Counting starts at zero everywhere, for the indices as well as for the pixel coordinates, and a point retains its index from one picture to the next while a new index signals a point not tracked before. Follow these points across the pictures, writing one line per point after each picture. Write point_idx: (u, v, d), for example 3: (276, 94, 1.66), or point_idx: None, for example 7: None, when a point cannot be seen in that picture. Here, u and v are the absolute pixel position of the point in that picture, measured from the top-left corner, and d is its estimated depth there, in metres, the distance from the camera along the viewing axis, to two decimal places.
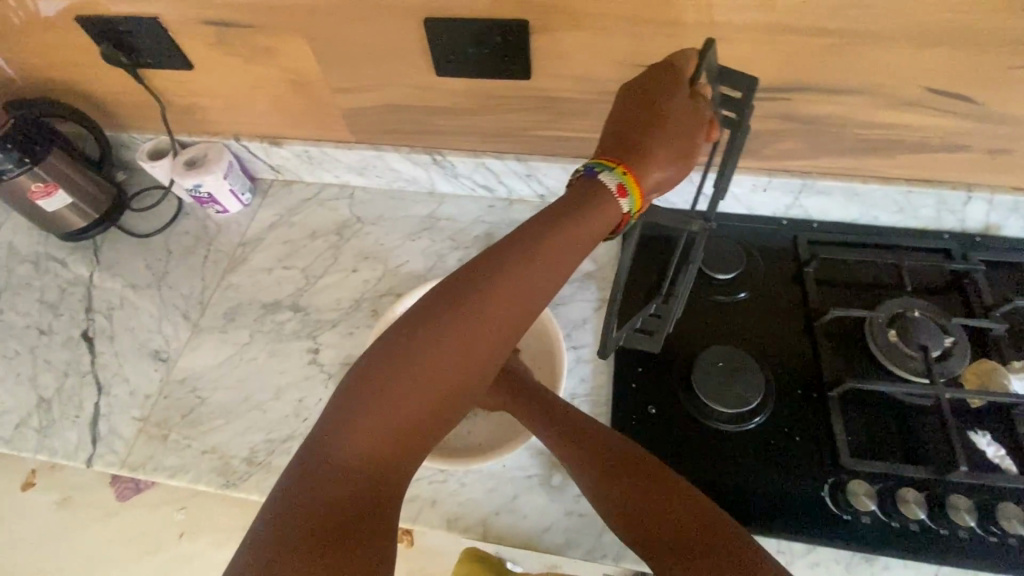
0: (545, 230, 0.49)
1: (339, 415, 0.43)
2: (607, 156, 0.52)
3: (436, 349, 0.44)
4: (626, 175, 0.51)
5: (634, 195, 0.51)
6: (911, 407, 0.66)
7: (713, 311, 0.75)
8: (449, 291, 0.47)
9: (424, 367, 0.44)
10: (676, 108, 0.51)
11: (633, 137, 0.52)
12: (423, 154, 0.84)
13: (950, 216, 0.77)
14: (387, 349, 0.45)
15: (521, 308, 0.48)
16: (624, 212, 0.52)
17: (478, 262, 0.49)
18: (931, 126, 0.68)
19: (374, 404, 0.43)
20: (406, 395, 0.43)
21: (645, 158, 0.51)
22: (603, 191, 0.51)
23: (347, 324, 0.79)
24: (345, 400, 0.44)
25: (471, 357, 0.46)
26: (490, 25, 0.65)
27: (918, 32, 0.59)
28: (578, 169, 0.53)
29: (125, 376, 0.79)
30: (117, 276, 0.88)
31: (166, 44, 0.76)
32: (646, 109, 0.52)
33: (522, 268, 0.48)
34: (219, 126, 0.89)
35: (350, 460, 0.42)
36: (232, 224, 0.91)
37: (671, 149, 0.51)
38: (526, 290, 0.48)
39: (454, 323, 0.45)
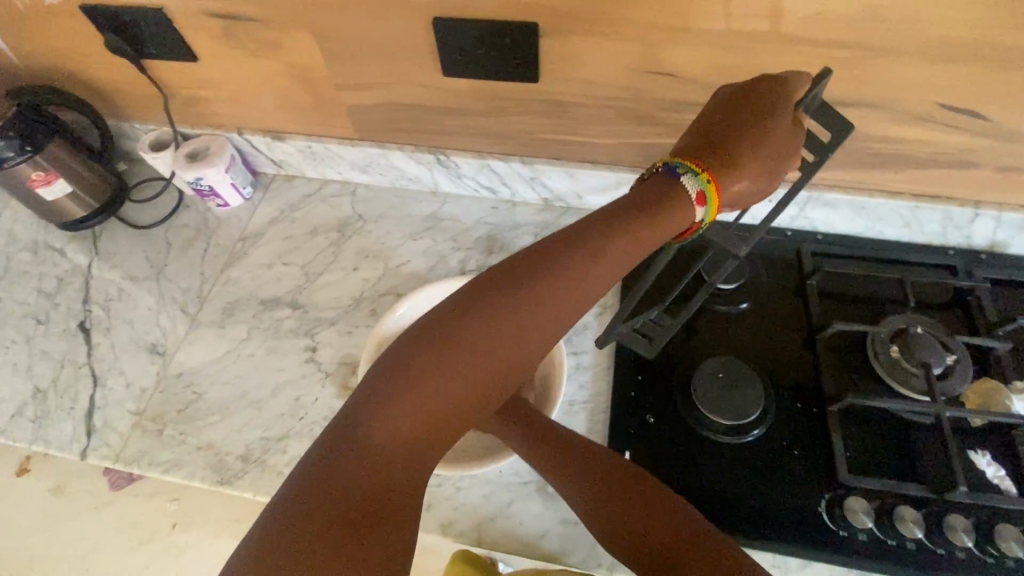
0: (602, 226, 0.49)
1: (377, 391, 0.42)
2: (690, 157, 0.51)
3: (483, 340, 0.44)
4: (709, 183, 0.49)
5: (711, 206, 0.50)
6: (911, 425, 0.66)
7: (714, 321, 0.75)
8: (503, 280, 0.46)
9: (468, 359, 0.43)
10: (776, 130, 0.51)
11: (720, 146, 0.51)
12: (427, 154, 0.83)
13: (956, 232, 0.76)
14: (433, 331, 0.44)
15: (572, 307, 0.47)
16: (696, 221, 0.51)
17: (539, 253, 0.47)
18: (941, 141, 0.67)
19: (414, 386, 0.42)
20: (447, 381, 0.43)
21: (728, 172, 0.50)
22: (682, 195, 0.50)
23: (346, 323, 0.79)
24: (383, 378, 0.42)
25: (516, 351, 0.45)
26: (498, 27, 0.64)
27: (933, 46, 0.58)
28: (657, 163, 0.52)
29: (122, 368, 0.78)
30: (116, 267, 0.87)
31: (170, 35, 0.75)
32: (741, 121, 0.51)
33: (579, 265, 0.47)
34: (222, 119, 0.88)
35: (384, 444, 0.40)
36: (233, 218, 0.90)
37: (758, 168, 0.51)
38: (580, 288, 0.47)
39: (504, 316, 0.44)
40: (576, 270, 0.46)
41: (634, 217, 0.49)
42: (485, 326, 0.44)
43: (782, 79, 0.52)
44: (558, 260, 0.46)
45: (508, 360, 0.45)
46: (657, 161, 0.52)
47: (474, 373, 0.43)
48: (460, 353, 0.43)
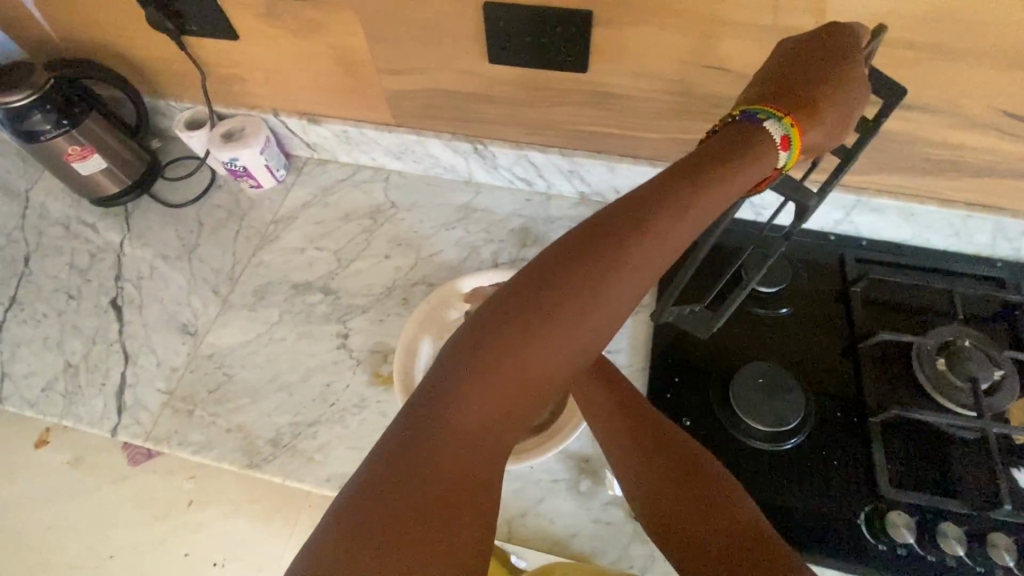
0: (684, 183, 0.45)
1: (456, 368, 0.40)
2: (768, 103, 0.49)
3: (565, 309, 0.41)
4: (794, 127, 0.48)
5: (795, 150, 0.48)
6: (955, 438, 0.65)
7: (753, 325, 0.73)
8: (581, 246, 0.43)
9: (547, 329, 0.41)
10: (852, 75, 0.49)
11: (800, 89, 0.49)
12: (464, 143, 0.82)
13: (1006, 244, 0.74)
14: (511, 299, 0.42)
15: (648, 276, 0.44)
16: (776, 167, 0.49)
17: (616, 215, 0.45)
18: (1002, 150, 0.65)
19: (494, 359, 0.40)
20: (529, 355, 0.41)
21: (813, 113, 0.48)
22: (766, 139, 0.48)
23: (378, 310, 0.78)
24: (462, 350, 0.41)
25: (596, 321, 0.42)
26: (551, 16, 0.62)
27: (1006, 52, 0.55)
28: (732, 115, 0.50)
29: (153, 347, 0.78)
30: (148, 246, 0.87)
31: (212, 12, 0.74)
32: (819, 64, 0.49)
33: (661, 230, 0.44)
34: (258, 99, 0.87)
35: (464, 422, 0.39)
36: (265, 200, 0.89)
37: (840, 114, 0.49)
38: (659, 256, 0.44)
39: (585, 284, 0.42)
40: (657, 236, 0.44)
41: (715, 169, 0.46)
42: (565, 298, 0.42)
43: (847, 24, 0.50)
44: (639, 225, 0.44)
45: (590, 331, 0.42)
46: (729, 113, 0.50)
47: (555, 347, 0.41)
48: (540, 326, 0.41)
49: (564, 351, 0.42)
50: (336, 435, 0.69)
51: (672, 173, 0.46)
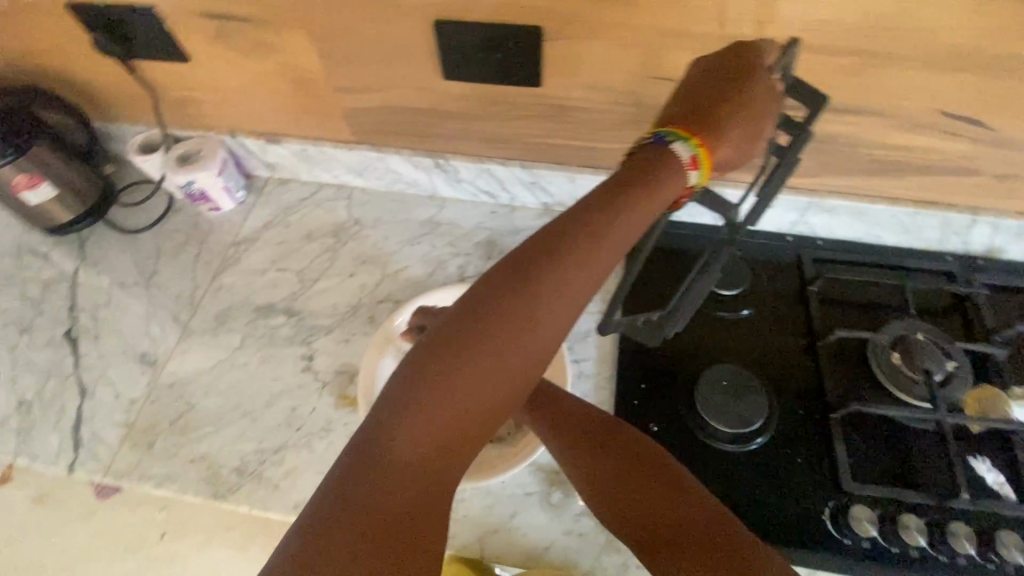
0: (610, 202, 0.46)
1: (396, 403, 0.40)
2: (678, 125, 0.50)
3: (497, 337, 0.42)
4: (700, 148, 0.48)
5: (704, 169, 0.49)
6: (914, 431, 0.66)
7: (716, 328, 0.74)
8: (513, 271, 0.44)
9: (481, 356, 0.41)
10: (758, 91, 0.49)
11: (707, 109, 0.49)
12: (425, 158, 0.82)
13: (955, 238, 0.76)
14: (446, 331, 0.43)
15: (584, 293, 0.45)
16: (690, 185, 0.49)
17: (543, 239, 0.45)
18: (943, 149, 0.67)
19: (434, 392, 0.41)
20: (468, 382, 0.41)
21: (718, 132, 0.48)
22: (675, 160, 0.48)
23: (343, 330, 0.77)
24: (400, 387, 0.41)
25: (529, 343, 0.43)
26: (501, 31, 0.63)
27: (937, 55, 0.58)
28: (644, 137, 0.50)
29: (110, 378, 0.76)
30: (104, 274, 0.85)
31: (160, 35, 0.73)
32: (724, 84, 0.50)
33: (593, 247, 0.45)
34: (214, 121, 0.85)
35: (407, 455, 0.39)
36: (225, 223, 0.88)
37: (746, 130, 0.49)
38: (591, 273, 0.45)
39: (519, 306, 0.43)
40: (588, 253, 0.44)
41: (640, 188, 0.47)
42: (499, 322, 0.42)
43: (753, 42, 0.52)
44: (570, 245, 0.44)
45: (525, 353, 0.43)
46: (644, 135, 0.51)
47: (494, 371, 0.42)
48: (477, 353, 0.42)
49: (502, 375, 0.42)
50: (303, 460, 0.68)
51: (598, 194, 0.47)
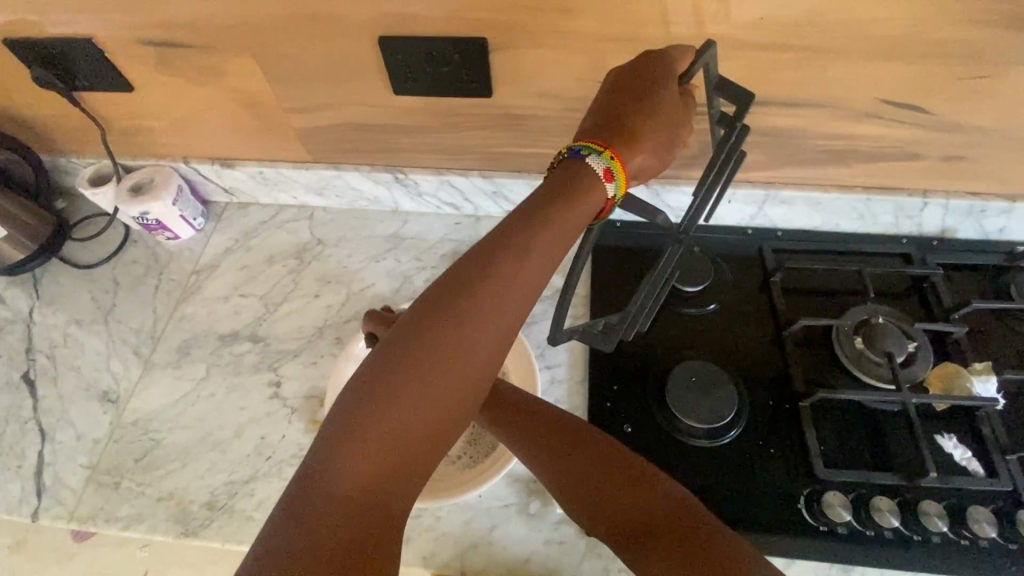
0: (547, 201, 0.46)
1: (333, 436, 0.38)
2: (592, 139, 0.48)
3: (433, 356, 0.40)
4: (614, 159, 0.46)
5: (621, 181, 0.47)
6: (880, 413, 0.67)
7: (683, 324, 0.75)
8: (454, 281, 0.43)
9: (418, 377, 0.40)
10: (667, 100, 0.49)
11: (620, 122, 0.48)
12: (385, 173, 0.81)
13: (908, 221, 0.78)
14: (389, 345, 0.41)
15: (528, 292, 0.44)
16: (608, 197, 0.47)
17: (474, 254, 0.45)
18: (889, 136, 0.69)
19: (383, 408, 0.39)
20: (417, 392, 0.40)
21: (631, 143, 0.47)
22: (590, 174, 0.46)
23: (310, 353, 0.76)
24: (346, 410, 0.39)
25: (468, 360, 0.41)
26: (447, 45, 0.63)
27: (874, 47, 0.59)
28: (560, 152, 0.48)
29: (71, 420, 0.74)
30: (61, 311, 0.82)
31: (102, 66, 0.71)
32: (632, 95, 0.49)
33: (524, 258, 0.44)
34: (166, 149, 0.84)
35: (349, 488, 0.37)
36: (185, 252, 0.86)
37: (660, 138, 0.48)
38: (533, 271, 0.44)
39: (464, 310, 0.42)
40: (528, 251, 0.44)
41: (575, 186, 0.46)
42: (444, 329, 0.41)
43: (663, 51, 0.51)
44: (509, 247, 0.44)
45: (464, 370, 0.41)
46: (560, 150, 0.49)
47: (444, 379, 0.41)
48: (424, 362, 0.40)
49: (442, 394, 0.40)
50: (275, 489, 0.67)
51: (534, 197, 0.47)
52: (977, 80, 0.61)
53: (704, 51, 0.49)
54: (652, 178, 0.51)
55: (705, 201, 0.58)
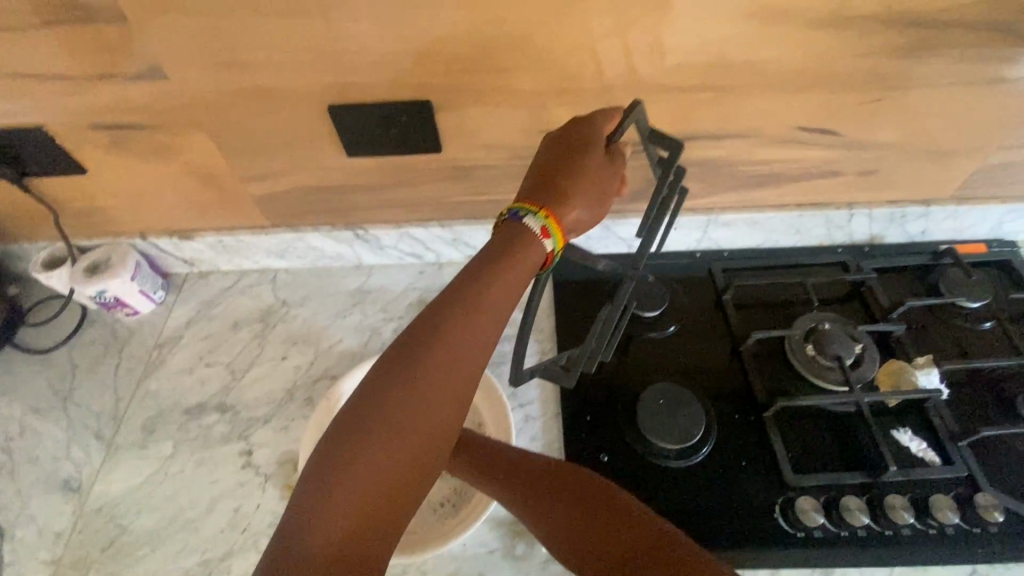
0: (495, 258, 0.49)
1: (307, 499, 0.38)
2: (529, 201, 0.52)
3: (400, 410, 0.42)
4: (549, 218, 0.50)
5: (557, 237, 0.50)
6: (839, 415, 0.71)
7: (647, 349, 0.78)
8: (416, 335, 0.45)
9: (387, 432, 0.41)
10: (593, 161, 0.53)
11: (552, 183, 0.52)
12: (345, 231, 0.83)
13: (840, 232, 0.85)
14: (354, 406, 0.42)
15: (486, 341, 0.47)
16: (548, 252, 0.51)
17: (432, 309, 0.47)
18: (809, 157, 0.75)
19: (354, 468, 0.39)
20: (385, 451, 0.41)
21: (561, 201, 0.51)
22: (527, 233, 0.50)
23: (281, 418, 0.75)
24: (315, 474, 0.39)
25: (433, 411, 0.43)
26: (394, 108, 0.66)
27: (782, 82, 0.65)
28: (501, 214, 0.52)
29: (31, 514, 0.70)
30: (15, 401, 0.79)
31: (52, 152, 0.72)
32: (564, 158, 0.53)
33: (478, 309, 0.46)
34: (123, 226, 0.84)
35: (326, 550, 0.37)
36: (146, 326, 0.85)
37: (590, 194, 0.52)
38: (489, 321, 0.47)
39: (424, 367, 0.43)
40: (481, 307, 0.47)
41: (519, 242, 0.49)
42: (406, 386, 0.42)
43: (591, 117, 0.56)
44: (465, 299, 0.47)
45: (431, 422, 0.43)
46: (501, 212, 0.52)
47: (410, 435, 0.42)
48: (389, 421, 0.41)
49: (411, 446, 0.42)
50: (252, 563, 0.65)
51: (483, 254, 0.50)
52: (874, 103, 0.68)
53: (630, 111, 0.53)
54: (588, 231, 0.55)
55: (654, 232, 0.59)
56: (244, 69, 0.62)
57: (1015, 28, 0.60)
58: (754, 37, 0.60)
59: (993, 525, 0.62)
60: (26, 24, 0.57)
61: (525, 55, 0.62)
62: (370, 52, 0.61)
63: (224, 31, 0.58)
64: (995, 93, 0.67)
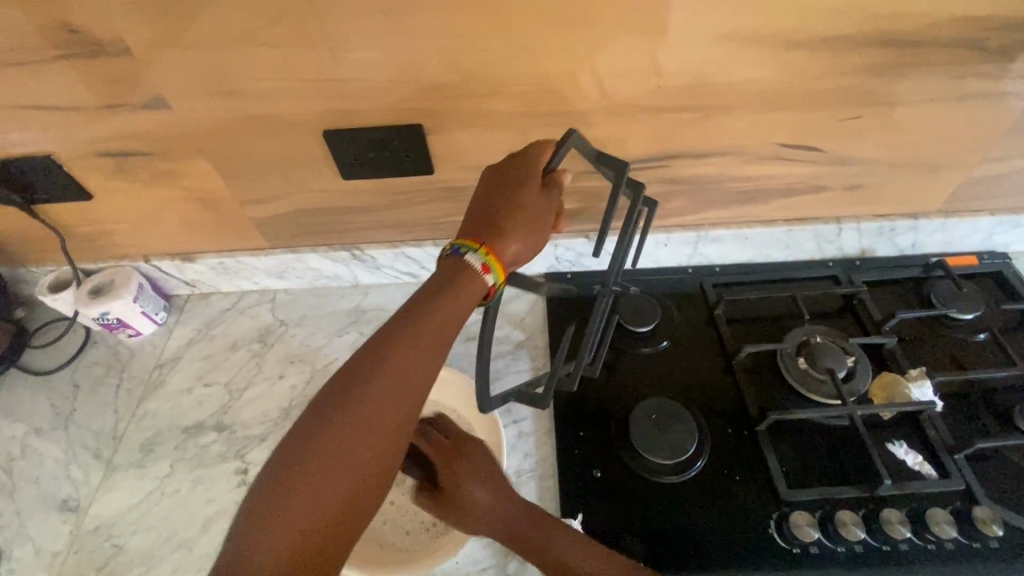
0: (433, 291, 0.51)
1: (252, 523, 0.40)
2: (470, 237, 0.53)
3: (343, 432, 0.43)
4: (489, 254, 0.52)
5: (498, 271, 0.52)
6: (831, 428, 0.70)
7: (639, 364, 0.78)
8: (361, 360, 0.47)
9: (329, 453, 0.42)
10: (529, 197, 0.55)
11: (491, 219, 0.54)
12: (341, 251, 0.85)
13: (830, 246, 0.85)
14: (295, 438, 0.44)
15: (430, 361, 0.48)
16: (489, 286, 0.52)
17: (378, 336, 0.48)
18: (794, 173, 0.77)
19: (297, 489, 0.41)
20: (325, 477, 0.42)
21: (498, 238, 0.53)
22: (467, 270, 0.51)
23: (276, 436, 0.76)
24: (260, 499, 0.41)
25: (377, 432, 0.44)
26: (387, 132, 0.69)
27: (762, 101, 0.67)
28: (444, 249, 0.53)
29: (29, 535, 0.71)
30: (17, 423, 0.80)
31: (61, 178, 0.75)
32: (505, 193, 0.55)
33: (421, 334, 0.48)
34: (128, 249, 0.86)
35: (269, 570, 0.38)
36: (147, 347, 0.87)
37: (528, 228, 0.54)
38: (432, 343, 0.49)
39: (366, 390, 0.45)
40: (419, 344, 0.48)
41: (458, 280, 0.51)
42: (342, 423, 0.43)
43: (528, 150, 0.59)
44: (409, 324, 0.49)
45: (376, 441, 0.44)
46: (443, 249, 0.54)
47: (347, 471, 0.43)
48: (325, 458, 0.42)
49: (355, 466, 0.43)
50: None
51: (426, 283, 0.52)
52: (854, 120, 0.70)
53: (567, 138, 0.57)
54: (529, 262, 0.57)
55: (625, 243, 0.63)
56: (243, 97, 0.65)
57: (986, 45, 0.62)
58: (733, 59, 0.62)
59: (993, 540, 0.61)
60: (39, 59, 0.61)
61: (512, 80, 0.64)
62: (363, 80, 0.63)
63: (224, 62, 0.61)
64: (972, 108, 0.68)
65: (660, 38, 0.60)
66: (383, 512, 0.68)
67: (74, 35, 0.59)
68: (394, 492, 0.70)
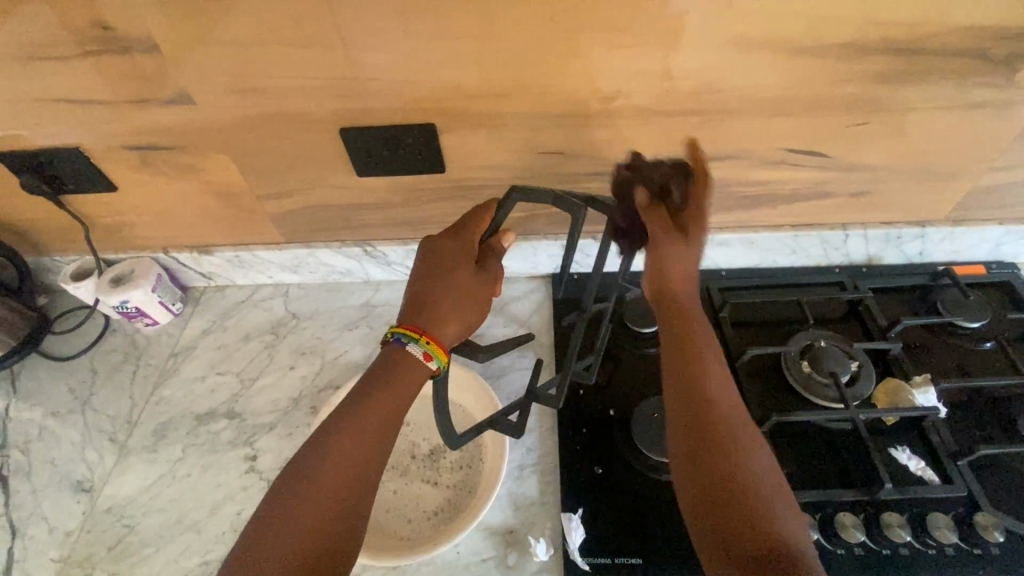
0: (385, 369, 0.57)
1: (257, 537, 0.48)
2: (410, 326, 0.59)
3: (328, 458, 0.51)
4: (430, 343, 0.58)
5: (441, 357, 0.58)
6: (832, 431, 0.71)
7: (642, 363, 0.79)
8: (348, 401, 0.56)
9: (318, 479, 0.50)
10: (466, 282, 0.61)
11: (432, 309, 0.59)
12: (354, 247, 0.87)
13: (837, 252, 0.86)
14: (291, 467, 0.52)
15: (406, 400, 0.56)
16: (435, 371, 0.58)
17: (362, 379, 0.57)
18: (801, 179, 0.78)
19: (294, 508, 0.49)
20: (314, 498, 0.49)
21: (441, 328, 0.59)
22: (410, 359, 0.57)
23: (285, 426, 0.78)
24: (263, 519, 0.49)
25: (358, 458, 0.52)
26: (401, 130, 0.71)
27: (768, 106, 0.68)
28: (386, 335, 0.59)
29: (43, 513, 0.73)
30: (36, 405, 0.83)
31: (87, 170, 0.77)
32: (444, 275, 0.61)
33: (393, 379, 0.56)
34: (148, 241, 0.89)
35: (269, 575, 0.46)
36: (163, 336, 0.89)
37: (465, 313, 0.60)
38: (408, 382, 0.56)
39: (347, 424, 0.53)
40: (370, 414, 0.54)
41: (401, 369, 0.57)
42: (301, 493, 0.50)
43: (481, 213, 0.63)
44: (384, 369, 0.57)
45: (358, 464, 0.52)
46: (386, 335, 0.59)
47: (305, 542, 0.48)
48: (285, 527, 0.48)
49: (340, 487, 0.50)
50: None
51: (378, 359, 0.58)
52: (861, 126, 0.71)
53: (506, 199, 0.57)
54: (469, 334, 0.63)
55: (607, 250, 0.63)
56: (266, 95, 0.67)
57: (992, 55, 0.62)
58: (740, 65, 0.64)
59: (995, 546, 0.61)
60: (71, 56, 0.63)
61: (523, 83, 0.66)
62: (380, 79, 0.65)
63: (248, 60, 0.63)
64: (979, 117, 0.69)
65: (667, 44, 0.62)
66: (386, 500, 0.69)
67: (106, 33, 0.61)
68: (397, 480, 0.71)
